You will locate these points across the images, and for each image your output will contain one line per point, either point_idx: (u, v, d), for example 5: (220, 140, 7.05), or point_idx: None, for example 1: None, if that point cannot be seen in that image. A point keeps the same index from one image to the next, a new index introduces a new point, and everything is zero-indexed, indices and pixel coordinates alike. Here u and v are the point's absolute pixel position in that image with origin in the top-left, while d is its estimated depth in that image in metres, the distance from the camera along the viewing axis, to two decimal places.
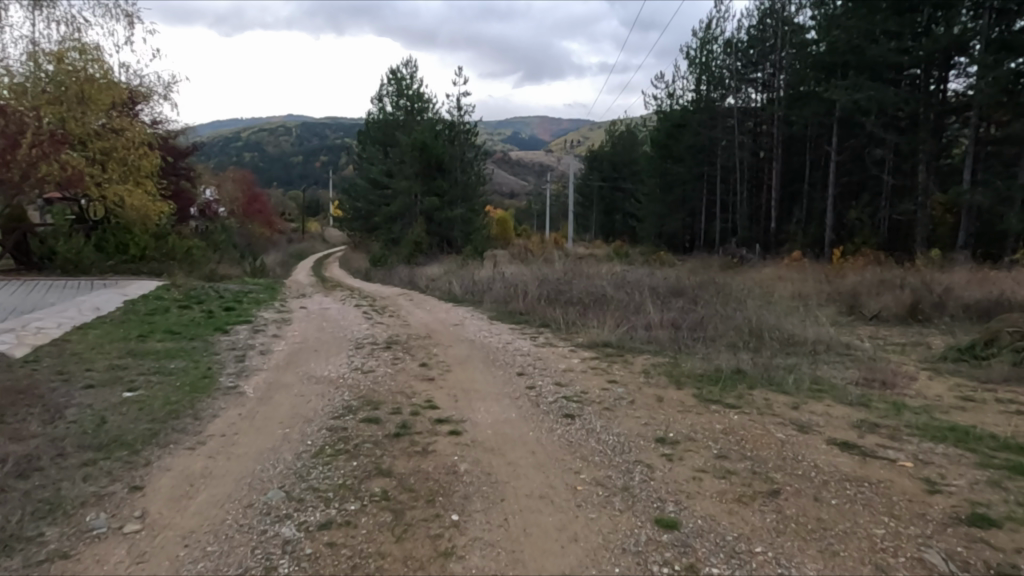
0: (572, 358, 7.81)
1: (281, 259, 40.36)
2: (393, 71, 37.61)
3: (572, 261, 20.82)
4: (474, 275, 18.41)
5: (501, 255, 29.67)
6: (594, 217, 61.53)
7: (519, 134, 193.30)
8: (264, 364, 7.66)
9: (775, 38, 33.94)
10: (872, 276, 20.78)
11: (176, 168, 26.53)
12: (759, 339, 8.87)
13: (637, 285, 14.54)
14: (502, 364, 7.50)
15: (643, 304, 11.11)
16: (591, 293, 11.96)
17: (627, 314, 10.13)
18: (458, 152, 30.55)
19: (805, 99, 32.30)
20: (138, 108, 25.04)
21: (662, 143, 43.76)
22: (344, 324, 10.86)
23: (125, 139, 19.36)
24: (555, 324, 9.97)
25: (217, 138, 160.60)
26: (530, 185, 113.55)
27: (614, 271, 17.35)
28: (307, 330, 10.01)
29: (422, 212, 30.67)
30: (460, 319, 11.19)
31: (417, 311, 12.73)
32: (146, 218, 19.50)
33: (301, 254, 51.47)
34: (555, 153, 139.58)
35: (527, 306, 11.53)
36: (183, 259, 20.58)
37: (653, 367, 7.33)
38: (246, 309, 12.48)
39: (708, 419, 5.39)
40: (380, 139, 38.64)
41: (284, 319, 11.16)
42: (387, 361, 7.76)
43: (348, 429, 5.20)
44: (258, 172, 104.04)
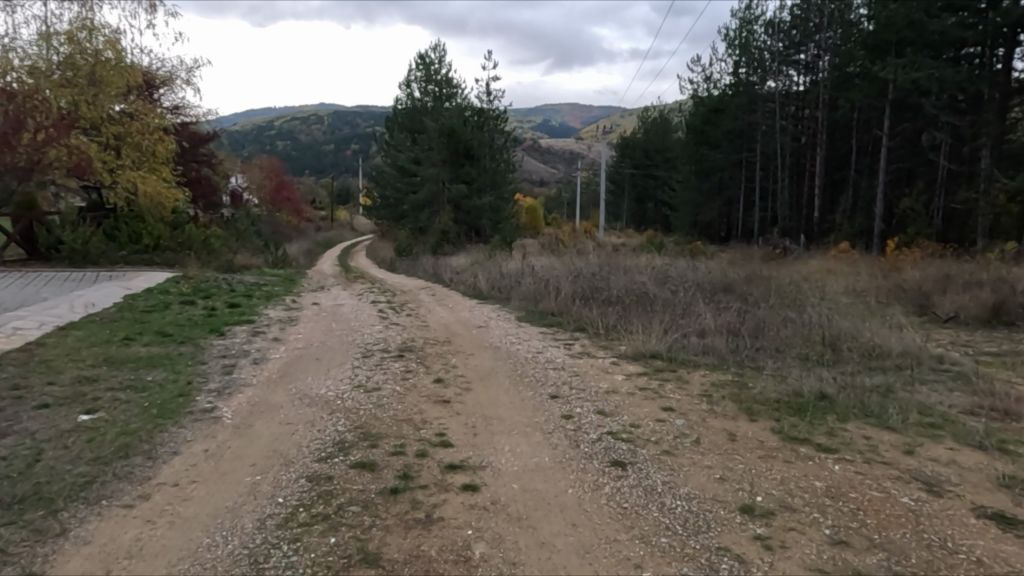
0: (615, 374, 6.58)
1: (308, 248, 39.77)
2: (421, 55, 36.43)
3: (607, 253, 19.53)
4: (501, 267, 17.25)
5: (531, 245, 28.48)
6: (627, 205, 59.87)
7: (550, 122, 191.22)
8: (254, 378, 6.55)
9: (820, 17, 31.87)
10: (936, 270, 19.08)
11: (196, 154, 25.87)
12: (836, 352, 7.55)
13: (680, 280, 13.24)
14: (532, 382, 6.29)
15: (693, 305, 9.84)
16: (632, 291, 10.71)
17: (675, 318, 8.88)
18: (487, 138, 29.25)
19: (854, 81, 30.25)
20: (157, 93, 24.38)
21: (699, 129, 41.90)
22: (357, 324, 9.75)
23: (140, 122, 18.43)
24: (593, 328, 8.77)
25: (250, 127, 161.78)
26: (561, 173, 111.89)
27: (653, 265, 16.02)
28: (314, 332, 8.92)
29: (450, 200, 29.59)
30: (485, 321, 10.02)
31: (438, 309, 11.63)
32: (162, 205, 18.62)
33: (329, 242, 50.93)
34: (587, 141, 137.40)
35: (560, 305, 10.35)
36: (200, 249, 19.71)
37: (714, 389, 6.09)
38: (252, 305, 11.51)
39: (803, 473, 4.12)
40: (408, 126, 37.61)
41: (291, 318, 10.12)
42: (396, 375, 6.61)
43: (334, 478, 4.05)
44: (290, 161, 104.32)
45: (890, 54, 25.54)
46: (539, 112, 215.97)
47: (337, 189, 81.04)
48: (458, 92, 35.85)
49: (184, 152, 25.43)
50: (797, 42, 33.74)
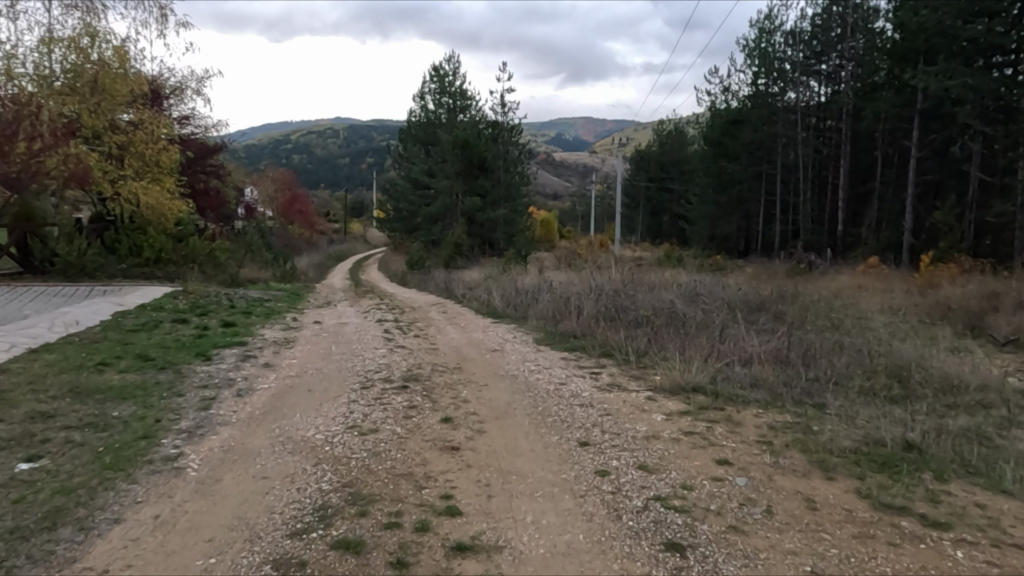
0: (653, 413, 5.64)
1: (319, 261, 39.15)
2: (435, 67, 35.87)
3: (627, 268, 18.61)
4: (516, 283, 16.38)
5: (546, 259, 27.63)
6: (642, 219, 58.92)
7: (563, 136, 191.17)
8: (234, 415, 5.65)
9: (843, 26, 30.96)
10: (978, 288, 17.99)
11: (204, 165, 25.26)
12: (906, 386, 6.57)
13: (709, 298, 12.31)
14: (557, 423, 5.36)
15: (731, 329, 8.89)
16: (660, 311, 9.77)
17: (714, 343, 7.93)
18: (501, 150, 28.56)
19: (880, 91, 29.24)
20: (166, 104, 24.06)
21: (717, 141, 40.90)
22: (360, 345, 8.87)
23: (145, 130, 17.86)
24: (621, 355, 7.84)
25: (266, 141, 162.84)
26: (574, 186, 111.33)
27: (677, 281, 15.07)
28: (310, 357, 8.03)
29: (463, 212, 28.86)
30: (500, 343, 9.11)
31: (449, 329, 10.76)
32: (167, 217, 18.03)
33: (340, 255, 50.40)
34: (601, 154, 136.74)
35: (582, 326, 9.45)
36: (205, 263, 19.05)
37: (774, 434, 5.14)
38: (249, 324, 10.68)
39: (917, 563, 3.16)
40: (422, 138, 37.03)
41: (288, 339, 9.27)
42: (398, 412, 5.69)
43: (309, 565, 3.14)
44: (304, 174, 104.47)
45: (919, 63, 24.54)
46: (552, 126, 216.18)
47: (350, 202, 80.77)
48: (472, 103, 35.20)
49: (191, 163, 24.77)
50: (819, 52, 32.82)
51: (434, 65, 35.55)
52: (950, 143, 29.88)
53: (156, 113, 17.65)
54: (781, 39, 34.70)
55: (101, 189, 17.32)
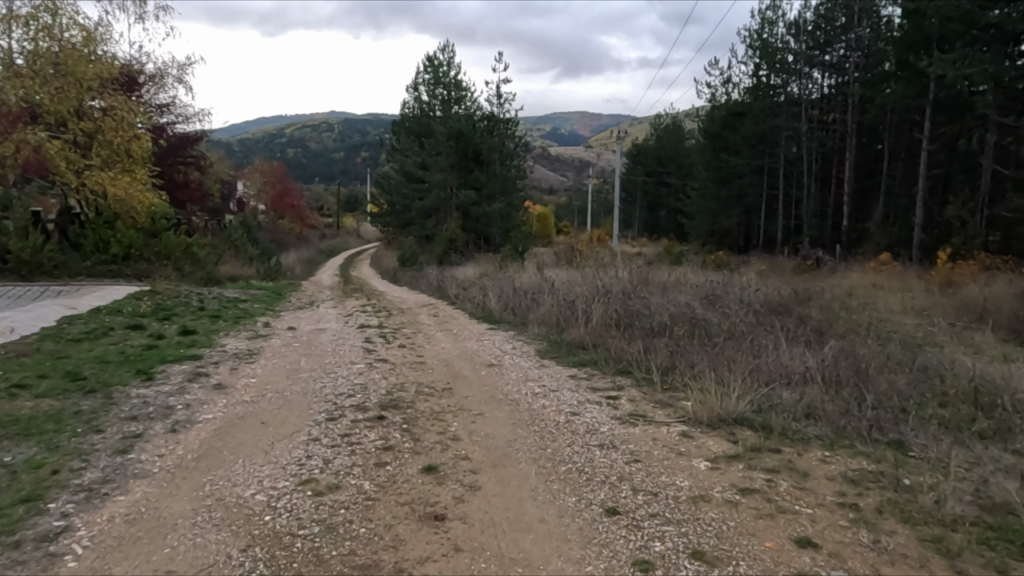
0: (693, 460, 4.45)
1: (309, 257, 37.85)
2: (429, 57, 34.50)
3: (631, 266, 17.41)
4: (513, 281, 15.19)
5: (544, 256, 26.40)
6: (640, 214, 57.75)
7: (560, 130, 189.86)
8: (159, 463, 4.41)
9: (848, 14, 29.68)
10: (1006, 288, 16.85)
11: (178, 154, 23.81)
12: (993, 416, 5.40)
13: (728, 300, 11.10)
14: (574, 476, 4.15)
15: (765, 340, 7.72)
16: (680, 318, 8.56)
17: (751, 358, 6.75)
18: (498, 142, 27.29)
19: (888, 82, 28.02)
20: (140, 90, 22.78)
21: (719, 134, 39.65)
22: (334, 359, 7.62)
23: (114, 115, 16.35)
24: (641, 373, 6.64)
25: (260, 135, 161.15)
26: (571, 181, 110.07)
27: (688, 280, 13.89)
28: (274, 375, 6.80)
29: (458, 206, 27.60)
30: (498, 356, 7.89)
31: (441, 336, 9.55)
32: (137, 211, 16.73)
33: (332, 251, 49.04)
34: (597, 149, 135.43)
35: (591, 335, 8.25)
36: (181, 259, 17.95)
37: (855, 492, 3.94)
38: (211, 331, 9.43)
39: None
40: (415, 130, 35.70)
41: (251, 350, 8.01)
42: (371, 459, 4.47)
43: None
44: (297, 169, 102.84)
45: (933, 51, 23.27)
46: (549, 120, 214.76)
47: (344, 196, 79.38)
48: (467, 95, 33.91)
49: (164, 153, 23.33)
50: (823, 42, 31.57)
51: (429, 55, 34.19)
52: (962, 135, 28.69)
53: (126, 99, 16.07)
54: (783, 28, 33.39)
55: (64, 180, 15.91)
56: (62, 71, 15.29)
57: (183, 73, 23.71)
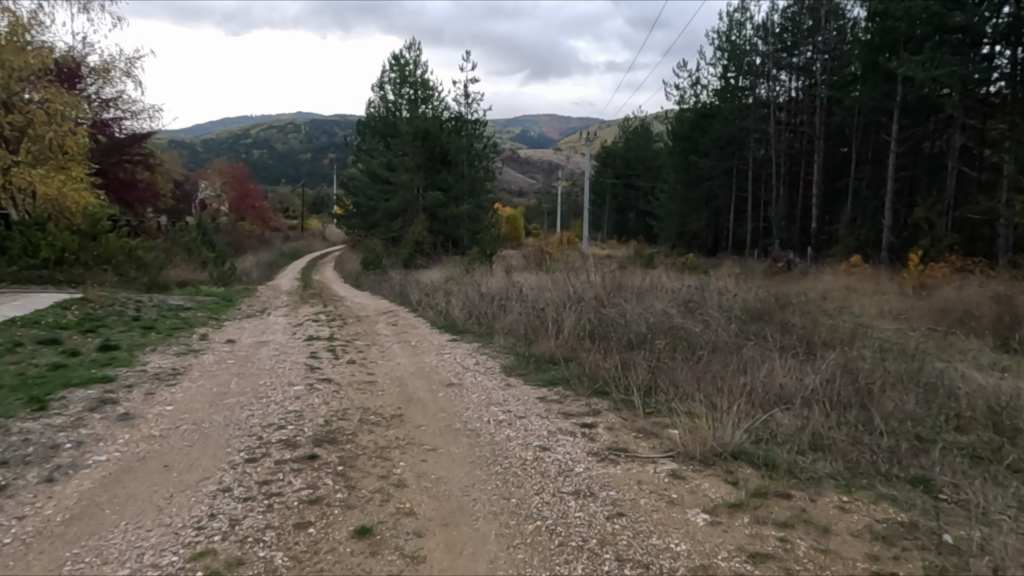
0: (688, 511, 3.65)
1: (270, 260, 36.49)
2: (395, 55, 33.46)
3: (603, 269, 16.72)
4: (479, 286, 14.35)
5: (513, 259, 25.62)
6: (609, 217, 57.42)
7: (529, 133, 189.65)
8: (13, 530, 3.42)
9: (815, 19, 29.12)
10: (980, 290, 16.59)
11: (124, 151, 22.38)
12: (1021, 445, 4.74)
13: (707, 307, 10.42)
14: (544, 539, 3.32)
15: (754, 355, 7.02)
16: (660, 328, 7.80)
17: (744, 376, 6.03)
18: (465, 142, 26.40)
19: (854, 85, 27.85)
20: (84, 85, 21.39)
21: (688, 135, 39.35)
22: (270, 379, 6.66)
23: (48, 107, 15.03)
24: (618, 395, 5.86)
25: (223, 135, 157.77)
26: (540, 184, 109.75)
27: (663, 285, 13.22)
28: (195, 401, 5.83)
29: (425, 208, 26.69)
30: (460, 373, 7.01)
31: (398, 348, 8.62)
32: (71, 212, 15.46)
33: (296, 253, 47.66)
34: (567, 151, 135.46)
35: (562, 348, 7.46)
36: (124, 263, 16.84)
37: (891, 556, 3.17)
38: (134, 345, 8.35)
39: None
40: (381, 129, 34.64)
41: (174, 369, 6.99)
42: (291, 518, 3.58)
43: None
44: (261, 171, 100.61)
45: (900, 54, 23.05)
46: (518, 122, 214.48)
47: (310, 197, 77.70)
48: (434, 94, 33.01)
49: (108, 150, 21.87)
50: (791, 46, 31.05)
51: (394, 53, 33.16)
52: (929, 137, 28.69)
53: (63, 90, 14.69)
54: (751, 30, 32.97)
55: None
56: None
57: (132, 67, 22.35)
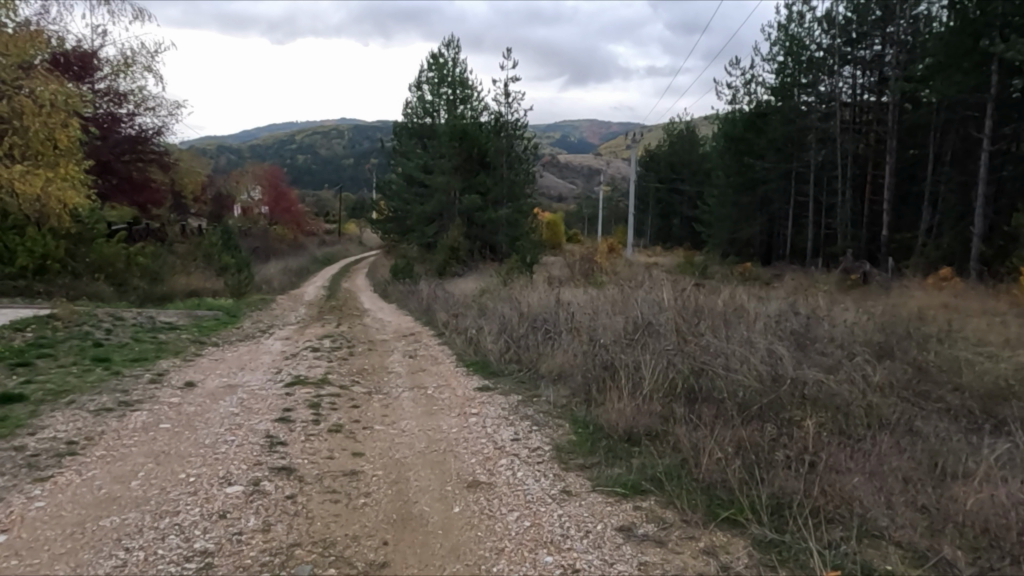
0: None
1: (299, 265, 34.88)
2: (433, 54, 31.29)
3: (662, 282, 14.18)
4: (517, 303, 11.96)
5: (555, 269, 23.22)
6: (652, 222, 54.59)
7: (567, 137, 187.37)
8: None
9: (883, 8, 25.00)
10: None
11: (137, 150, 20.66)
12: None
13: (824, 346, 7.83)
14: None
15: (952, 445, 4.50)
16: (783, 386, 5.29)
17: (977, 500, 3.53)
18: (505, 143, 24.10)
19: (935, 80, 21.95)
20: (97, 78, 19.76)
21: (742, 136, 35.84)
22: (201, 469, 4.32)
23: (37, 96, 12.47)
24: (761, 530, 3.40)
25: (268, 140, 159.69)
26: (579, 190, 107.13)
27: (746, 306, 10.63)
28: (50, 525, 3.50)
29: (461, 212, 24.61)
30: (489, 461, 4.58)
31: (410, 404, 6.25)
32: (58, 215, 13.48)
33: (329, 258, 46.13)
34: (606, 156, 132.42)
35: (648, 418, 5.02)
36: (120, 272, 15.04)
37: None
38: (49, 395, 6.07)
39: None
40: (416, 130, 32.61)
41: (66, 446, 4.67)
42: None
43: None
44: (300, 176, 100.33)
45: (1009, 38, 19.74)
46: (558, 127, 212.36)
47: (349, 200, 76.76)
48: (474, 93, 30.78)
49: (120, 147, 20.14)
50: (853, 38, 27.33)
51: (432, 51, 31.00)
52: None
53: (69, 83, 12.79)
54: (812, 22, 29.21)
55: None
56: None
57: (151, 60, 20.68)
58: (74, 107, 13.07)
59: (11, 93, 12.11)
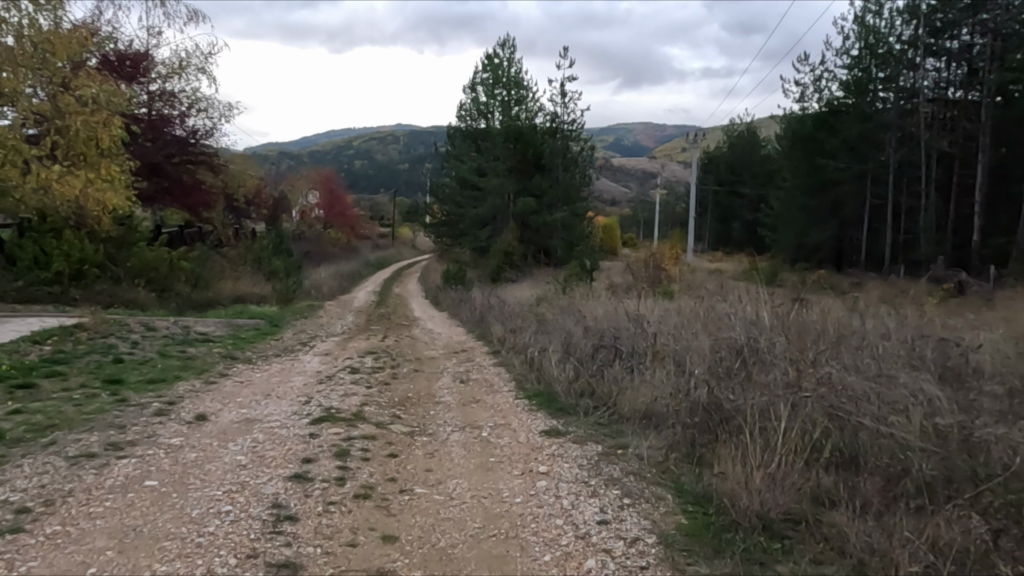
0: None
1: (351, 269, 34.42)
2: (488, 54, 30.17)
3: (742, 292, 12.57)
4: (580, 316, 10.56)
5: (616, 277, 21.72)
6: (712, 226, 52.29)
7: (621, 140, 184.74)
8: None
9: None
10: None
11: (187, 151, 20.02)
12: None
13: (982, 382, 6.13)
14: None
15: None
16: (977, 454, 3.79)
17: None
18: (561, 145, 22.79)
19: None
20: (144, 81, 19.18)
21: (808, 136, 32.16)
22: (174, 567, 3.11)
23: (82, 94, 11.80)
24: None
25: (327, 146, 162.66)
26: (634, 193, 104.83)
27: (855, 323, 8.99)
28: None
29: (515, 216, 23.29)
30: (570, 564, 3.22)
31: (462, 452, 4.95)
32: (98, 217, 12.83)
33: (382, 262, 45.74)
34: (661, 160, 129.53)
35: (791, 497, 3.62)
36: (162, 278, 14.34)
37: None
38: (27, 432, 5.00)
39: None
40: (469, 133, 31.56)
41: (10, 518, 3.54)
42: None
43: None
44: (355, 181, 101.29)
45: None
46: (612, 130, 209.90)
47: (404, 204, 76.67)
48: (530, 94, 29.50)
49: (169, 149, 19.58)
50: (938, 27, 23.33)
51: (487, 51, 29.88)
52: None
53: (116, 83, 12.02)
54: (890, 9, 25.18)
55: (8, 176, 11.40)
56: (33, 44, 10.95)
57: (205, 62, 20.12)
58: (117, 106, 12.37)
59: (57, 91, 11.47)
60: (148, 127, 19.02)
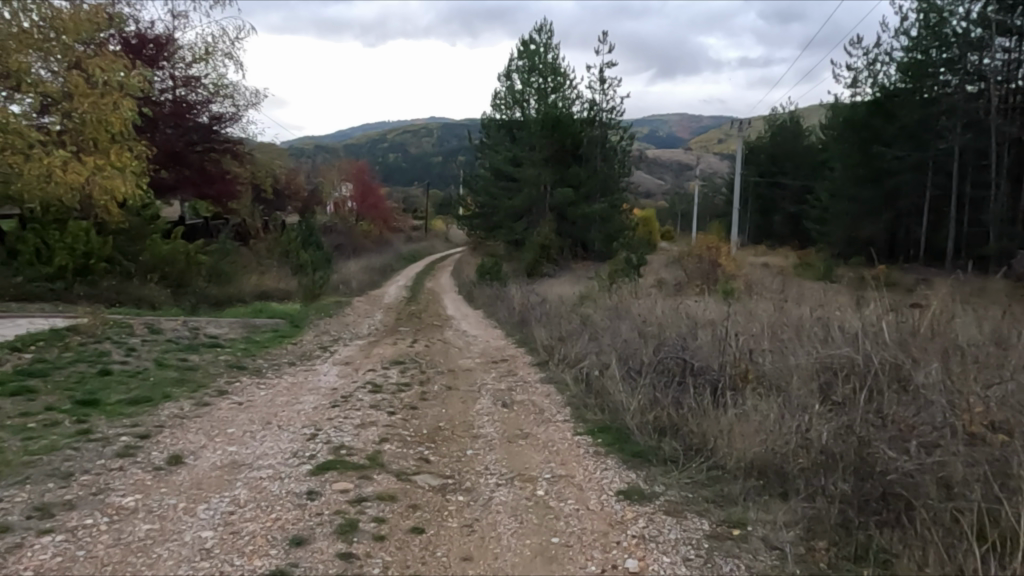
0: None
1: (382, 262, 33.39)
2: (524, 40, 28.63)
3: (815, 293, 10.89)
4: (635, 320, 9.08)
5: (662, 272, 20.14)
6: (756, 219, 50.03)
7: (656, 131, 180.52)
8: None
9: None
10: None
11: (211, 139, 19.03)
12: None
13: None
14: None
15: None
16: None
17: None
18: (600, 134, 21.29)
19: None
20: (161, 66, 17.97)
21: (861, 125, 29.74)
22: None
23: (92, 75, 10.23)
24: None
25: (362, 139, 162.51)
26: (669, 186, 102.25)
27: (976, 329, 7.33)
28: None
29: (552, 207, 21.83)
30: None
31: (514, 525, 3.59)
32: (107, 208, 11.74)
33: (415, 255, 44.68)
34: (696, 151, 126.27)
35: None
36: (179, 273, 13.35)
37: None
38: None
39: None
40: (503, 122, 30.14)
41: None
42: None
43: None
44: (387, 174, 100.58)
45: None
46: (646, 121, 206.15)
47: (436, 196, 75.60)
48: (568, 81, 27.92)
49: (190, 137, 18.50)
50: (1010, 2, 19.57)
51: (522, 37, 28.34)
52: None
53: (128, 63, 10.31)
54: None
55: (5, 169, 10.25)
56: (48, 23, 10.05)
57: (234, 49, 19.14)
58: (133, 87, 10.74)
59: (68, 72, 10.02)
60: (170, 112, 17.80)
